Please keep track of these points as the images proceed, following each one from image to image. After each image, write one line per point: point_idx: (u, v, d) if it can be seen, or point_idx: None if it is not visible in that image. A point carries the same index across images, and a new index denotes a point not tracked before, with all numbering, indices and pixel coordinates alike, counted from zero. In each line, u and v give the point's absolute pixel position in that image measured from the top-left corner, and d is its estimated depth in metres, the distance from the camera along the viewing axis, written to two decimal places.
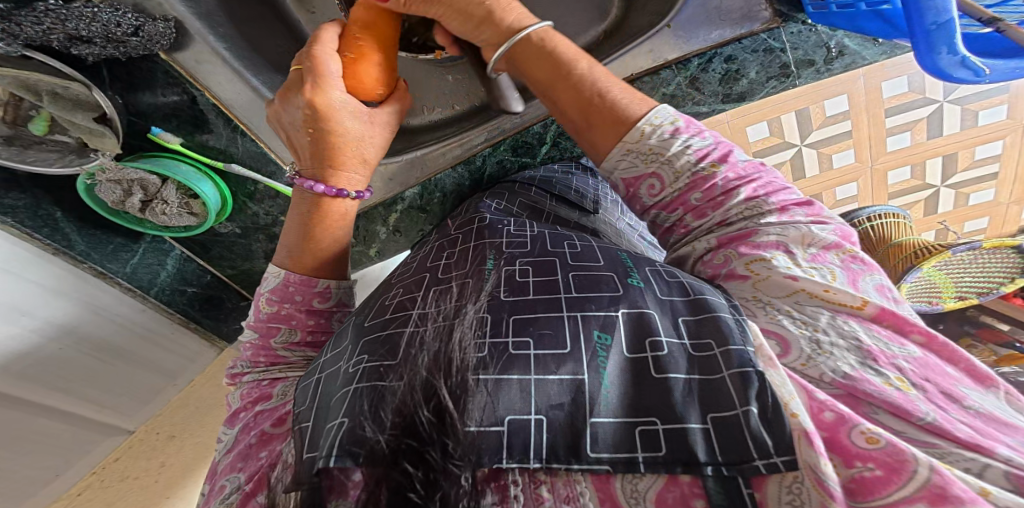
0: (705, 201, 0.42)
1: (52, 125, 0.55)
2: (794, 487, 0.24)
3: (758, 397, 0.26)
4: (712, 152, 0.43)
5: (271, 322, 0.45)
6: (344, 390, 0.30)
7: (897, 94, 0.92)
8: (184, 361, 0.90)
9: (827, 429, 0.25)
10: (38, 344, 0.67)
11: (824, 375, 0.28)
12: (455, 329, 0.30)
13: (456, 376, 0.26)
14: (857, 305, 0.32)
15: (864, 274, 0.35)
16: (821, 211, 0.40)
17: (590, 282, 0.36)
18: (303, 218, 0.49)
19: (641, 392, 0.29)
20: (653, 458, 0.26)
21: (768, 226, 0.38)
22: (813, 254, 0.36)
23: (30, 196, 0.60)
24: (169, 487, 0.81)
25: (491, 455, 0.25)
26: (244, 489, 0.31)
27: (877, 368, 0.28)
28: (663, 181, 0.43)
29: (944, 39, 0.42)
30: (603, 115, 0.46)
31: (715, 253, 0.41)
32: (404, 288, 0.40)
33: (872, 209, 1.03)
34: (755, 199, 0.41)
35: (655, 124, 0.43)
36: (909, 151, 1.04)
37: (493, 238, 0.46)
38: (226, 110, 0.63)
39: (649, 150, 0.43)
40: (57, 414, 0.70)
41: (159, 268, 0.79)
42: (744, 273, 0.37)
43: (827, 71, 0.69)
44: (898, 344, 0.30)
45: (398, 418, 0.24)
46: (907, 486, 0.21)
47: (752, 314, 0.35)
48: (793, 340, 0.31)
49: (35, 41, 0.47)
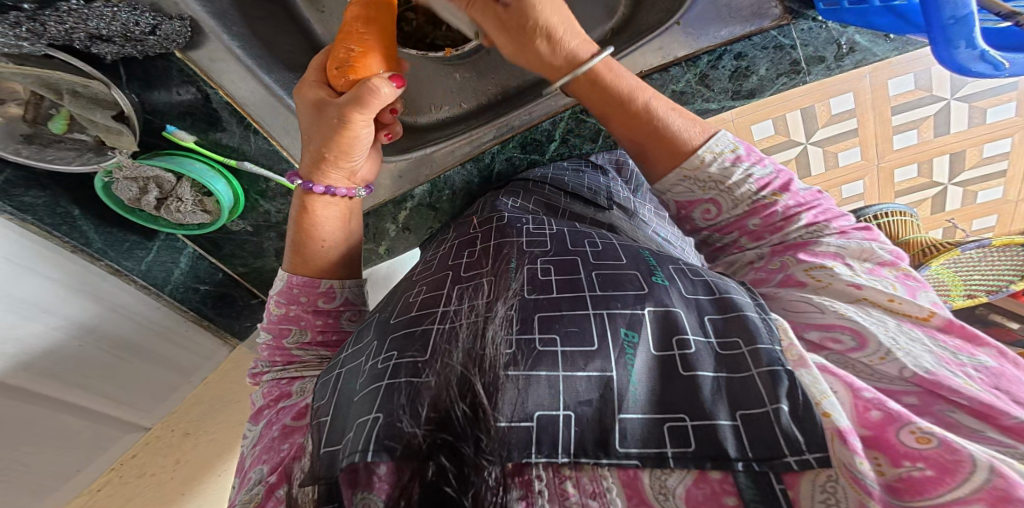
0: (763, 227, 0.44)
1: (70, 124, 0.56)
2: (829, 486, 0.24)
3: (789, 395, 0.27)
4: (774, 181, 0.45)
5: (282, 324, 0.46)
6: (372, 387, 0.30)
7: (903, 92, 0.92)
8: (198, 358, 0.91)
9: (873, 428, 0.25)
10: (62, 341, 0.68)
11: (903, 370, 0.28)
12: (487, 326, 0.31)
13: (489, 373, 0.27)
14: (923, 315, 0.34)
15: (920, 290, 0.37)
16: (878, 236, 0.43)
17: (613, 281, 0.36)
18: (299, 217, 0.50)
19: (670, 388, 0.30)
20: (682, 453, 0.27)
21: (829, 239, 0.41)
22: (870, 267, 0.38)
23: (49, 193, 0.60)
24: (185, 483, 0.82)
25: (520, 450, 0.25)
26: (268, 480, 0.31)
27: (953, 371, 0.28)
28: (721, 206, 0.45)
29: (962, 33, 0.42)
30: (661, 143, 0.46)
31: (768, 260, 0.43)
32: (427, 285, 0.41)
33: (877, 208, 1.05)
34: (815, 224, 0.43)
35: (716, 152, 0.44)
36: (917, 148, 1.03)
37: (516, 237, 0.46)
38: (239, 108, 0.64)
39: (706, 178, 0.44)
40: (74, 409, 0.71)
41: (173, 265, 0.79)
42: (805, 279, 0.39)
43: (838, 67, 0.69)
44: (967, 353, 0.31)
45: (434, 413, 0.24)
46: (962, 487, 0.21)
47: (809, 311, 0.35)
48: (870, 336, 0.31)
49: (59, 40, 0.49)
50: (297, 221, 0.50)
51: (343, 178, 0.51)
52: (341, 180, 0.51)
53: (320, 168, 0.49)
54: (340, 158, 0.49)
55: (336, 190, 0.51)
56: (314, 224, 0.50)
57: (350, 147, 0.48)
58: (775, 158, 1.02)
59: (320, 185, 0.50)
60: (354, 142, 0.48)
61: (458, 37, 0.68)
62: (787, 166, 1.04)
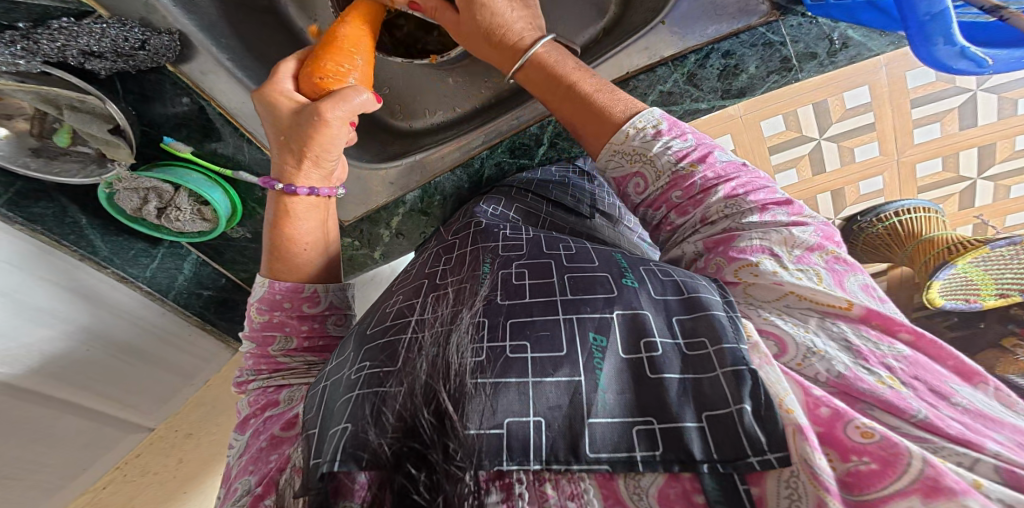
0: (686, 199, 0.43)
1: (73, 137, 0.58)
2: (791, 481, 0.24)
3: (752, 395, 0.26)
4: (692, 153, 0.44)
5: (265, 331, 0.47)
6: (346, 397, 0.30)
7: (922, 84, 0.89)
8: (200, 361, 0.92)
9: (823, 425, 0.25)
10: (72, 346, 0.72)
11: (818, 374, 0.28)
12: (452, 335, 0.31)
13: (455, 381, 0.27)
14: (844, 306, 0.32)
15: (847, 275, 0.36)
16: (800, 210, 0.41)
17: (585, 284, 0.36)
18: (276, 217, 0.51)
19: (639, 392, 0.29)
20: (651, 457, 0.26)
21: (750, 228, 0.39)
22: (798, 255, 0.36)
23: (56, 203, 0.63)
24: (185, 482, 0.87)
25: (490, 458, 0.25)
26: (253, 492, 0.31)
27: (869, 368, 0.28)
28: (646, 179, 0.45)
29: (940, 30, 0.40)
30: (592, 117, 0.48)
31: (705, 256, 0.41)
32: (402, 295, 0.41)
33: (900, 204, 1.03)
34: (735, 198, 0.41)
35: (638, 127, 0.45)
36: (940, 142, 0.99)
37: (490, 242, 0.46)
38: (231, 119, 0.65)
39: (632, 151, 0.45)
40: (80, 410, 0.75)
41: (177, 272, 0.82)
42: (734, 280, 0.37)
43: (832, 63, 0.67)
44: (886, 345, 0.30)
45: (399, 422, 0.25)
46: (902, 479, 0.21)
47: (745, 316, 0.34)
48: (790, 339, 0.30)
49: (53, 57, 0.51)
50: (274, 224, 0.50)
51: (321, 177, 0.51)
52: (320, 181, 0.51)
53: (300, 168, 0.49)
54: (320, 156, 0.49)
55: (319, 190, 0.51)
56: (291, 229, 0.50)
57: (329, 145, 0.48)
58: (784, 155, 0.99)
59: (302, 187, 0.50)
60: (332, 140, 0.48)
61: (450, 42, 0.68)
62: (800, 163, 1.01)
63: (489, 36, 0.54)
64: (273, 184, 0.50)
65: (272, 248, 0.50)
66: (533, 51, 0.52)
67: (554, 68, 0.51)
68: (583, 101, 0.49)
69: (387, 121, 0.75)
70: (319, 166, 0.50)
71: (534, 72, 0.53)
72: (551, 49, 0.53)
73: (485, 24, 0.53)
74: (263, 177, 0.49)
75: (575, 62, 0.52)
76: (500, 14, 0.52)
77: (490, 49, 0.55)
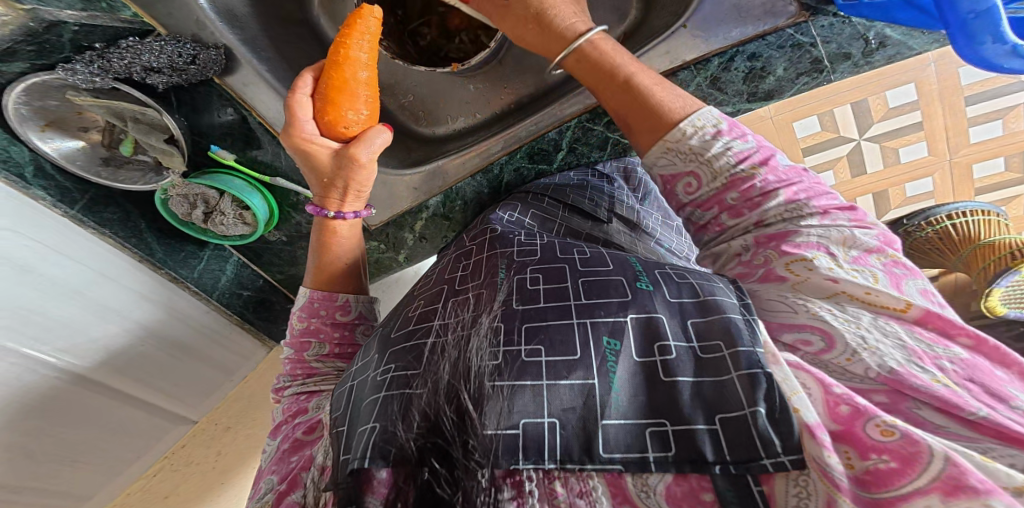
0: (741, 201, 0.40)
1: (137, 146, 0.63)
2: (801, 480, 0.24)
3: (767, 398, 0.26)
4: (754, 155, 0.41)
5: (303, 337, 0.49)
6: (373, 397, 0.32)
7: (979, 80, 0.83)
8: (239, 359, 0.99)
9: (841, 423, 0.24)
10: (131, 342, 0.78)
11: (869, 370, 0.28)
12: (472, 339, 0.32)
13: (475, 382, 0.28)
14: (901, 307, 0.31)
15: (906, 278, 0.34)
16: (864, 216, 0.39)
17: (599, 288, 0.36)
18: (319, 240, 0.54)
19: (652, 394, 0.29)
20: (664, 458, 0.26)
21: (808, 227, 0.37)
22: (855, 255, 0.35)
23: (122, 208, 0.69)
24: (224, 473, 0.90)
25: (507, 457, 0.26)
26: (276, 489, 0.33)
27: (923, 366, 0.27)
28: (700, 179, 0.42)
29: (985, 28, 0.39)
30: (647, 111, 0.45)
31: (754, 251, 0.39)
32: (424, 300, 0.42)
33: (955, 206, 0.95)
34: (795, 202, 0.39)
35: (697, 126, 0.42)
36: (1002, 141, 0.92)
37: (506, 248, 0.47)
38: (270, 127, 0.69)
39: (688, 150, 0.42)
40: (133, 401, 0.79)
41: (220, 273, 0.88)
42: (783, 274, 0.35)
43: (868, 63, 0.64)
44: (941, 346, 0.30)
45: (424, 420, 0.26)
46: (922, 477, 0.21)
47: (780, 311, 0.33)
48: (836, 334, 0.30)
49: (121, 74, 0.56)
50: (319, 247, 0.54)
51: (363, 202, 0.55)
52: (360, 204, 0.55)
53: (342, 201, 0.53)
54: (360, 190, 0.53)
55: (360, 213, 0.55)
56: (336, 248, 0.54)
57: (366, 180, 0.53)
58: (820, 157, 0.95)
59: (348, 212, 0.54)
60: (366, 175, 0.52)
61: (470, 49, 0.72)
62: (839, 164, 0.96)
63: (538, 19, 0.52)
64: (319, 211, 0.54)
65: (315, 270, 0.53)
66: (586, 37, 0.50)
67: (608, 57, 0.49)
68: (637, 96, 0.46)
69: (413, 128, 0.78)
70: (359, 197, 0.54)
71: (586, 57, 0.50)
72: (600, 37, 0.50)
73: (536, 6, 0.51)
74: (310, 207, 0.53)
75: (629, 55, 0.49)
76: (552, 3, 0.51)
77: (536, 32, 0.53)
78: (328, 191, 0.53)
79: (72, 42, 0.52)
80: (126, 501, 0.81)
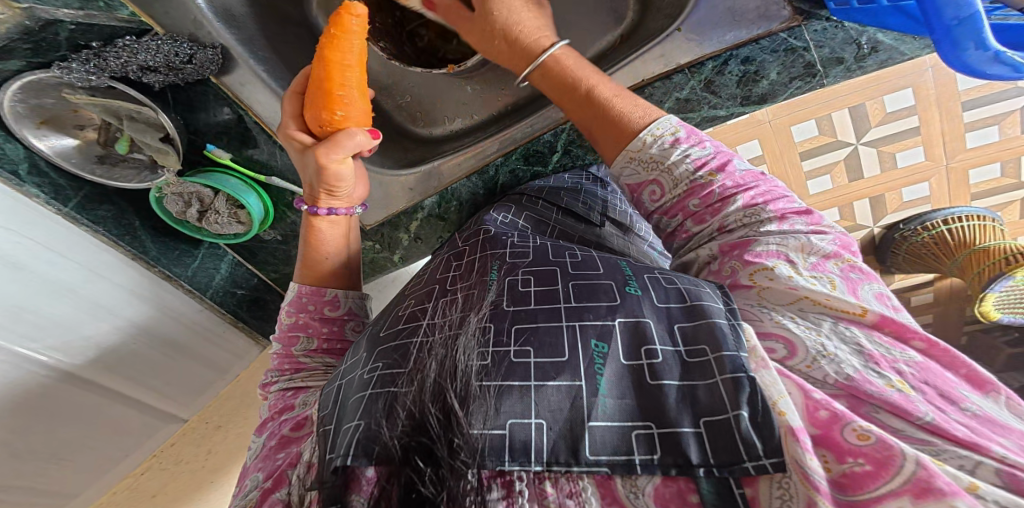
0: (703, 208, 0.42)
1: (132, 144, 0.63)
2: (782, 482, 0.24)
3: (750, 402, 0.26)
4: (711, 162, 0.43)
5: (291, 332, 0.49)
6: (360, 396, 0.32)
7: (977, 85, 0.84)
8: (233, 357, 0.98)
9: (820, 427, 0.24)
10: (123, 340, 0.77)
11: (826, 375, 0.28)
12: (461, 339, 0.32)
13: (462, 382, 0.28)
14: (859, 312, 0.31)
15: (862, 283, 0.34)
16: (820, 220, 0.39)
17: (588, 291, 0.36)
18: (306, 236, 0.55)
19: (640, 397, 0.29)
20: (649, 461, 0.26)
21: (767, 236, 0.37)
22: (813, 262, 0.35)
23: (116, 206, 0.69)
24: (213, 472, 0.91)
25: (493, 457, 0.26)
26: (262, 486, 0.33)
27: (878, 371, 0.27)
28: (663, 187, 0.44)
29: (969, 34, 0.39)
30: (609, 124, 0.48)
31: (720, 261, 0.39)
32: (414, 300, 0.42)
33: (948, 211, 0.97)
34: (753, 207, 0.40)
35: (655, 135, 0.44)
36: (998, 146, 0.92)
37: (499, 250, 0.47)
38: (265, 126, 0.69)
39: (649, 159, 0.44)
40: (124, 400, 0.79)
41: (215, 271, 0.87)
42: (749, 283, 0.36)
43: (860, 68, 0.64)
44: (898, 350, 0.30)
45: (410, 419, 0.26)
46: (894, 480, 0.22)
47: (751, 318, 0.34)
48: (799, 342, 0.30)
49: (117, 72, 0.56)
50: (306, 239, 0.55)
51: (343, 201, 0.55)
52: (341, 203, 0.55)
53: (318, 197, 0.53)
54: (335, 190, 0.52)
55: (337, 211, 0.55)
56: (319, 240, 0.54)
57: (339, 181, 0.51)
58: (816, 162, 0.96)
59: (323, 209, 0.54)
60: (340, 176, 0.51)
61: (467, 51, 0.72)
62: (834, 170, 0.97)
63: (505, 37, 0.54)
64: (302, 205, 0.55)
65: (304, 264, 0.54)
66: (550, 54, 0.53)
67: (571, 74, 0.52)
68: (601, 110, 0.49)
69: (409, 128, 0.78)
70: (335, 195, 0.53)
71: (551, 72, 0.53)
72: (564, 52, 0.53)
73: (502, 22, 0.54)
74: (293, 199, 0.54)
75: (592, 68, 0.52)
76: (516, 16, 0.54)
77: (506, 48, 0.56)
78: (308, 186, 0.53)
79: (69, 41, 0.52)
80: (112, 500, 0.82)
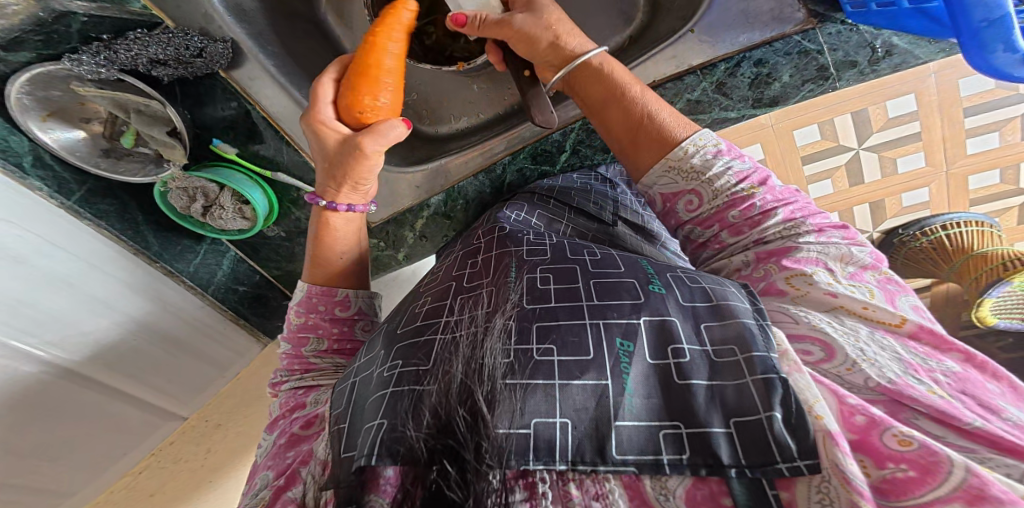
0: (742, 220, 0.41)
1: (137, 138, 0.62)
2: (822, 486, 0.23)
3: (783, 403, 0.26)
4: (752, 176, 0.43)
5: (300, 332, 0.48)
6: (380, 394, 0.31)
7: (978, 92, 0.83)
8: (233, 355, 0.97)
9: (858, 432, 0.24)
10: (123, 336, 0.76)
11: (868, 379, 0.27)
12: (483, 339, 0.31)
13: (487, 383, 0.27)
14: (895, 322, 0.32)
15: (900, 294, 0.35)
16: (857, 236, 0.39)
17: (610, 290, 0.35)
18: (317, 231, 0.54)
19: (667, 397, 0.28)
20: (678, 460, 0.26)
21: (808, 244, 0.37)
22: (852, 272, 0.36)
23: (118, 200, 0.68)
24: (213, 471, 0.90)
25: (518, 457, 0.25)
26: (273, 485, 0.32)
27: (920, 378, 0.28)
28: (702, 197, 0.43)
29: (997, 36, 0.40)
30: (647, 132, 0.46)
31: (754, 267, 0.39)
32: (431, 297, 0.42)
33: (948, 216, 0.97)
34: (793, 220, 0.40)
35: (699, 145, 0.43)
36: (996, 153, 0.92)
37: (515, 248, 0.46)
38: (275, 122, 0.68)
39: (689, 169, 0.43)
40: (124, 397, 0.78)
41: (217, 267, 0.86)
42: (784, 288, 0.36)
43: (874, 71, 0.64)
44: (936, 360, 0.30)
45: (434, 419, 0.25)
46: (943, 486, 0.21)
47: (782, 320, 0.33)
48: (837, 345, 0.29)
49: (127, 65, 0.55)
50: (316, 237, 0.54)
51: (360, 197, 0.54)
52: (358, 199, 0.55)
53: (339, 191, 0.52)
54: (358, 183, 0.52)
55: (356, 207, 0.54)
56: (331, 239, 0.54)
57: (367, 174, 0.51)
58: (817, 167, 0.96)
59: (342, 205, 0.53)
60: (369, 169, 0.50)
61: (475, 49, 0.70)
62: (835, 174, 0.98)
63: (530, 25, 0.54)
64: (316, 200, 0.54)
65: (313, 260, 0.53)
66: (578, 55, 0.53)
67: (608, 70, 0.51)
68: (639, 113, 0.47)
69: (416, 126, 0.77)
70: (356, 190, 0.52)
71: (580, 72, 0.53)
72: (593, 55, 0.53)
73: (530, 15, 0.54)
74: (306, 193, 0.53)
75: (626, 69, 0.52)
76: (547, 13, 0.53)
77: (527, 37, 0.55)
78: (329, 179, 0.52)
79: (80, 32, 0.52)
80: (109, 499, 0.80)
